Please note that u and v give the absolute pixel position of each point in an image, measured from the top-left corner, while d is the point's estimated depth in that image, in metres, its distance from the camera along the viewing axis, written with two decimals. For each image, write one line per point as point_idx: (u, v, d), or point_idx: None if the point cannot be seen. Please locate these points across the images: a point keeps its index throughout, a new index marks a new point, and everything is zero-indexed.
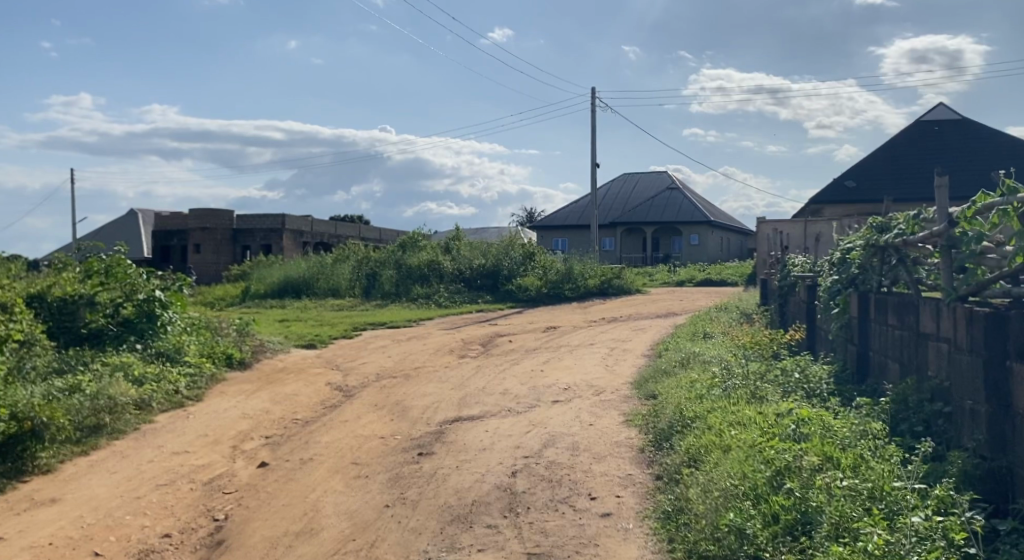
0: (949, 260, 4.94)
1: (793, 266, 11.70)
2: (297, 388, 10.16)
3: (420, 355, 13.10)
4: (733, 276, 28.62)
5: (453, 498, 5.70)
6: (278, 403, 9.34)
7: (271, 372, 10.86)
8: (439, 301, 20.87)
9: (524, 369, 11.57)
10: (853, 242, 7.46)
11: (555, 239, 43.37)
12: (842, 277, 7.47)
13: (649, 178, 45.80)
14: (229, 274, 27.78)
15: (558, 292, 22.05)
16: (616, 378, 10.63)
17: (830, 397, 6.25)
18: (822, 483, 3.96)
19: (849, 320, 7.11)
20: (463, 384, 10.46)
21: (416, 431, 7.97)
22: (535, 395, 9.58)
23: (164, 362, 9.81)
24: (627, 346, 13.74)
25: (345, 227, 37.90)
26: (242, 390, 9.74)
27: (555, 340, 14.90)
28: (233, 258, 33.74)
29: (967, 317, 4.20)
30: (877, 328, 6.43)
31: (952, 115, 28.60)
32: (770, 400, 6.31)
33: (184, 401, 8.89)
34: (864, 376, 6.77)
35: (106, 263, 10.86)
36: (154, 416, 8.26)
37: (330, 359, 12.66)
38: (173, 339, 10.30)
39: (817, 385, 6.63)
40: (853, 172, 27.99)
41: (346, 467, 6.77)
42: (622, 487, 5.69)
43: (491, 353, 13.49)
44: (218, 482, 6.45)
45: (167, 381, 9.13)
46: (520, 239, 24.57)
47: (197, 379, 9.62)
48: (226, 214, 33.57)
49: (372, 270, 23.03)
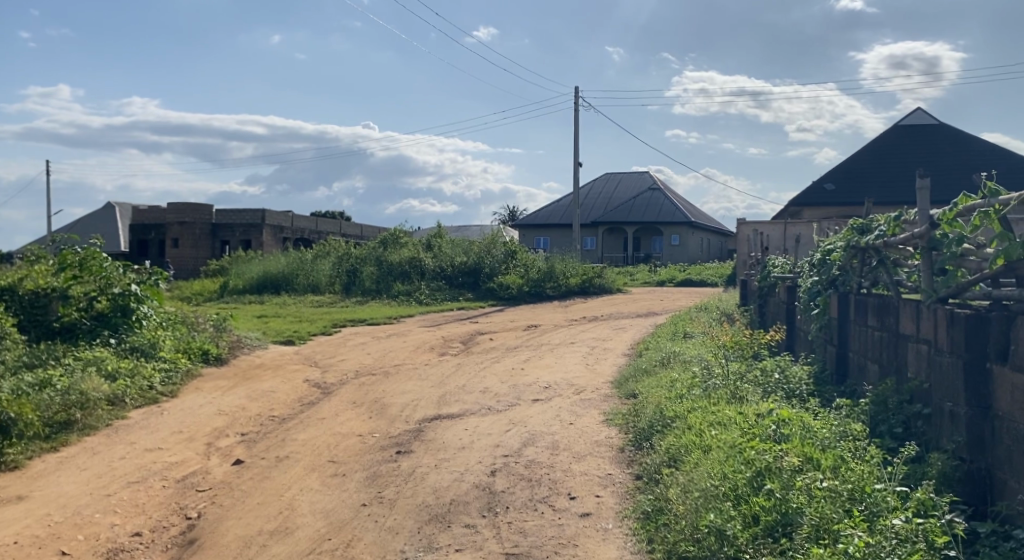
0: (930, 261, 4.94)
1: (773, 267, 11.78)
2: (274, 385, 10.05)
3: (400, 353, 13.02)
4: (713, 277, 28.76)
5: (431, 497, 5.64)
6: (254, 399, 9.23)
7: (248, 369, 10.73)
8: (420, 298, 20.76)
9: (505, 368, 11.53)
10: (833, 243, 7.51)
11: (537, 237, 43.37)
12: (822, 278, 7.53)
13: (630, 179, 45.93)
14: (208, 268, 27.52)
15: (539, 290, 22.04)
16: (597, 377, 10.61)
17: (810, 398, 6.25)
18: (803, 484, 3.94)
19: (829, 321, 7.15)
20: (443, 382, 10.39)
21: (395, 429, 7.90)
22: (516, 394, 9.54)
23: (139, 357, 9.65)
24: (608, 345, 13.72)
25: (326, 223, 37.70)
26: (218, 386, 9.60)
27: (536, 338, 14.86)
28: (212, 253, 33.42)
29: (948, 318, 4.18)
30: (857, 329, 6.45)
31: (929, 120, 28.95)
32: (750, 401, 6.29)
33: (157, 397, 8.75)
34: (842, 376, 6.78)
35: (80, 256, 10.65)
36: (128, 412, 8.12)
37: (309, 355, 12.56)
38: (149, 334, 10.13)
39: (796, 386, 6.63)
40: (832, 175, 28.18)
41: (322, 465, 6.69)
42: (602, 486, 5.65)
43: (471, 351, 13.43)
44: (191, 479, 6.34)
45: (141, 376, 8.99)
46: (502, 237, 24.51)
47: (172, 374, 9.48)
48: (206, 209, 33.26)
49: (352, 266, 22.89)
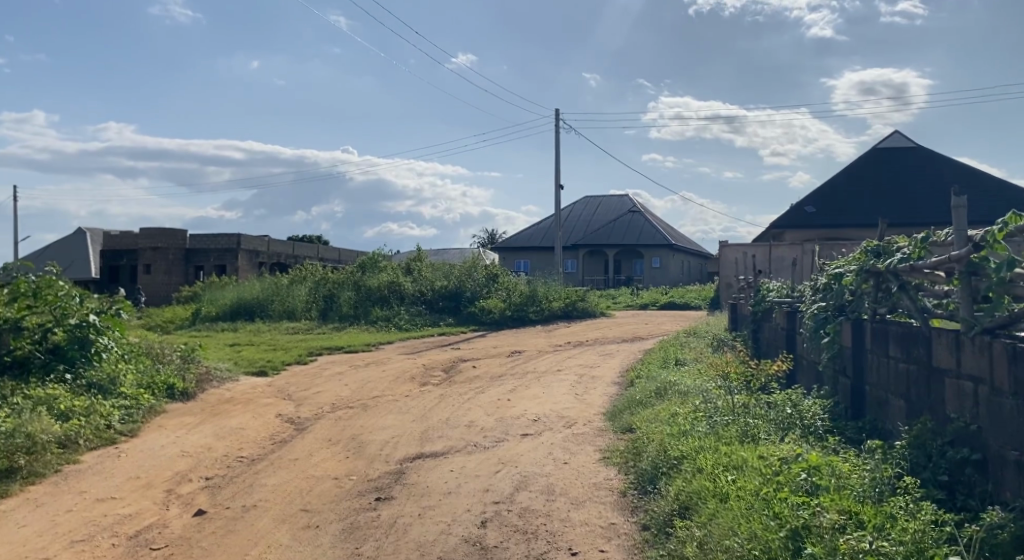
0: (970, 288, 4.43)
1: (767, 291, 11.36)
2: (244, 421, 9.39)
3: (380, 383, 12.38)
4: (697, 300, 28.35)
5: (415, 555, 5.03)
6: (222, 438, 8.56)
7: (216, 404, 10.07)
8: (399, 324, 20.12)
9: (490, 398, 10.94)
10: (843, 267, 7.04)
11: (517, 261, 42.91)
12: (832, 305, 7.05)
13: (610, 202, 45.65)
14: (180, 295, 26.70)
15: (522, 314, 21.51)
16: (588, 409, 10.04)
17: (828, 435, 5.69)
18: (850, 547, 3.40)
19: (841, 350, 6.64)
20: (425, 415, 9.78)
21: (374, 471, 7.29)
22: (503, 428, 8.95)
23: (97, 393, 8.95)
24: (596, 372, 13.18)
25: (302, 247, 36.98)
26: (183, 424, 8.94)
27: (521, 365, 14.29)
28: (186, 279, 32.60)
29: (1009, 353, 3.74)
30: (877, 361, 5.92)
31: (906, 143, 28.93)
32: (766, 441, 5.71)
33: (115, 438, 8.06)
34: (860, 410, 6.24)
35: (35, 285, 9.95)
36: (81, 454, 7.44)
37: (283, 387, 11.89)
38: (108, 367, 9.41)
39: (812, 420, 6.06)
40: (812, 198, 27.98)
41: (294, 515, 6.05)
42: (606, 539, 5.07)
43: (454, 380, 12.81)
44: (145, 535, 5.67)
45: (98, 415, 8.30)
46: (483, 260, 24.04)
47: (133, 412, 8.81)
48: (179, 234, 32.51)
49: (329, 292, 22.21)
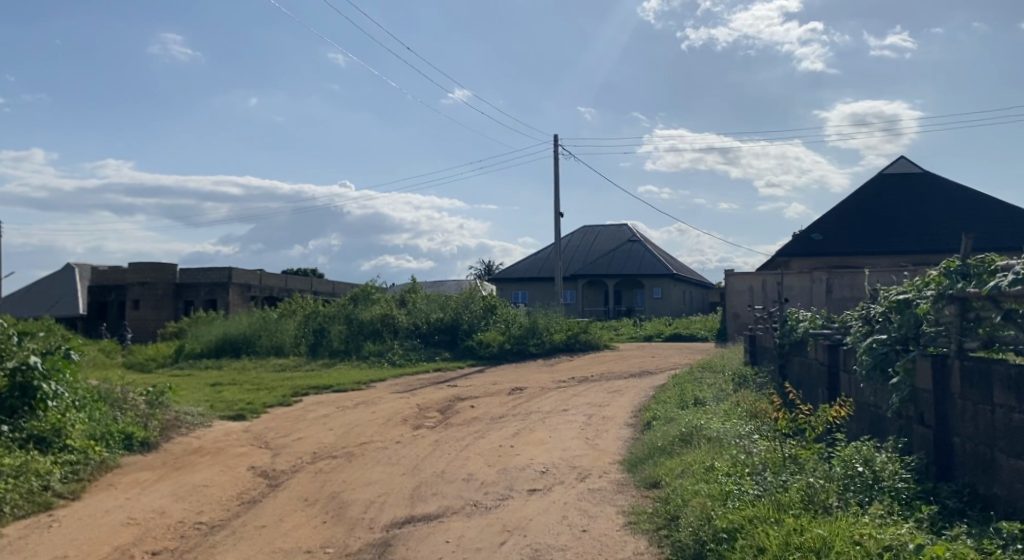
0: None
1: (795, 321, 10.19)
2: (209, 476, 8.18)
3: (369, 426, 11.18)
4: (703, 331, 27.17)
5: None
6: (181, 498, 7.35)
7: (181, 456, 8.87)
8: (392, 359, 18.93)
9: (490, 445, 9.73)
10: (913, 292, 5.89)
11: (515, 291, 41.78)
12: (897, 336, 5.89)
13: (609, 231, 44.71)
14: (164, 331, 25.51)
15: (522, 348, 20.37)
16: (602, 457, 8.82)
17: (923, 507, 4.53)
18: None
19: (913, 393, 5.50)
20: (417, 467, 8.58)
21: (354, 542, 6.08)
22: (508, 482, 7.73)
23: (39, 447, 7.77)
24: (606, 412, 11.96)
25: (295, 280, 35.84)
26: (138, 481, 7.75)
27: (523, 404, 13.08)
28: (175, 314, 31.45)
29: None
30: (974, 409, 4.77)
31: (913, 168, 27.93)
32: (844, 513, 4.53)
33: (52, 501, 6.88)
34: (947, 469, 5.08)
35: None
36: (3, 526, 6.23)
37: (260, 433, 10.68)
38: (54, 417, 8.21)
39: (895, 484, 4.89)
40: (818, 226, 26.91)
41: None
42: None
43: (451, 422, 11.60)
44: None
45: (34, 474, 7.12)
46: (480, 291, 22.91)
47: (78, 469, 7.63)
48: (169, 268, 31.45)
49: (319, 325, 21.00)
